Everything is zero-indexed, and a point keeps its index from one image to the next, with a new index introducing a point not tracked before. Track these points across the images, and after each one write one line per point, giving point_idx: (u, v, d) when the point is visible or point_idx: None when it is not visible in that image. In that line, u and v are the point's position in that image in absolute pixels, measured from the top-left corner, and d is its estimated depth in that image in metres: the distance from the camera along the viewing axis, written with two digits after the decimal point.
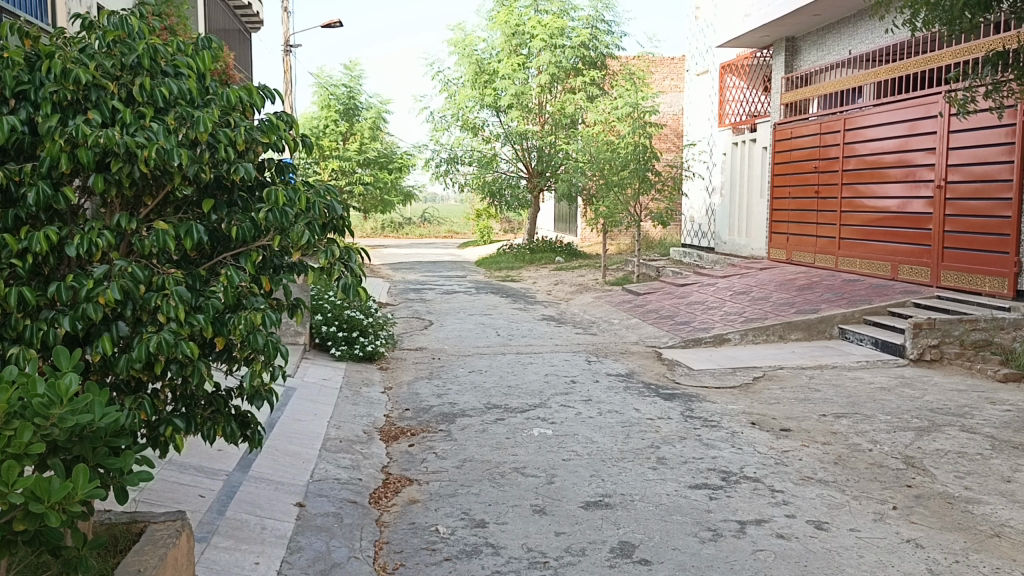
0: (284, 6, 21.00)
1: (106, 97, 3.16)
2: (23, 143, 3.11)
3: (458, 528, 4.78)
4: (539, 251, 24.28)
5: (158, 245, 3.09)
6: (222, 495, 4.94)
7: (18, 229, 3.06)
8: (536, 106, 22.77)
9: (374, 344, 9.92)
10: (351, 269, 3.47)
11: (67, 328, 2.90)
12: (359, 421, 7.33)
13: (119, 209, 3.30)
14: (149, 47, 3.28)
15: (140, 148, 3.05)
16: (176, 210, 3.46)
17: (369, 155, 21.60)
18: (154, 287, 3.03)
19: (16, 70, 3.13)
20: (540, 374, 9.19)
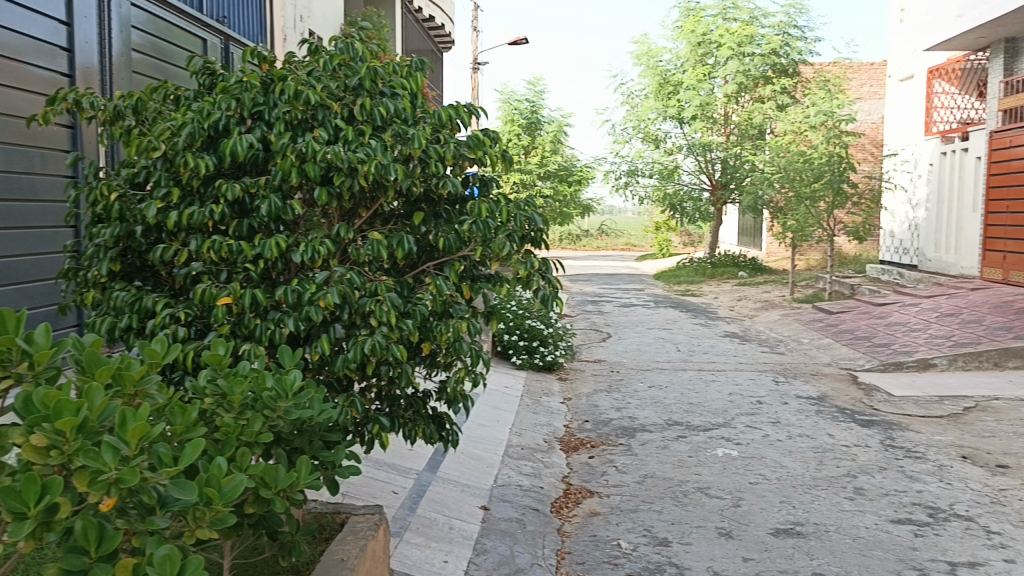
0: (472, 26, 21.80)
1: (330, 116, 3.41)
2: (257, 159, 3.39)
3: (641, 544, 4.73)
4: (721, 266, 23.63)
5: (372, 253, 3.30)
6: (413, 492, 5.17)
7: (252, 236, 3.34)
8: (722, 117, 22.22)
9: (554, 354, 10.05)
10: (550, 280, 3.51)
11: (291, 328, 3.14)
12: (539, 431, 7.43)
13: (336, 219, 3.54)
14: (370, 70, 3.52)
15: (360, 163, 3.26)
16: (387, 222, 3.68)
17: (551, 168, 21.90)
18: (368, 293, 3.24)
19: (253, 92, 3.42)
20: (724, 393, 8.92)
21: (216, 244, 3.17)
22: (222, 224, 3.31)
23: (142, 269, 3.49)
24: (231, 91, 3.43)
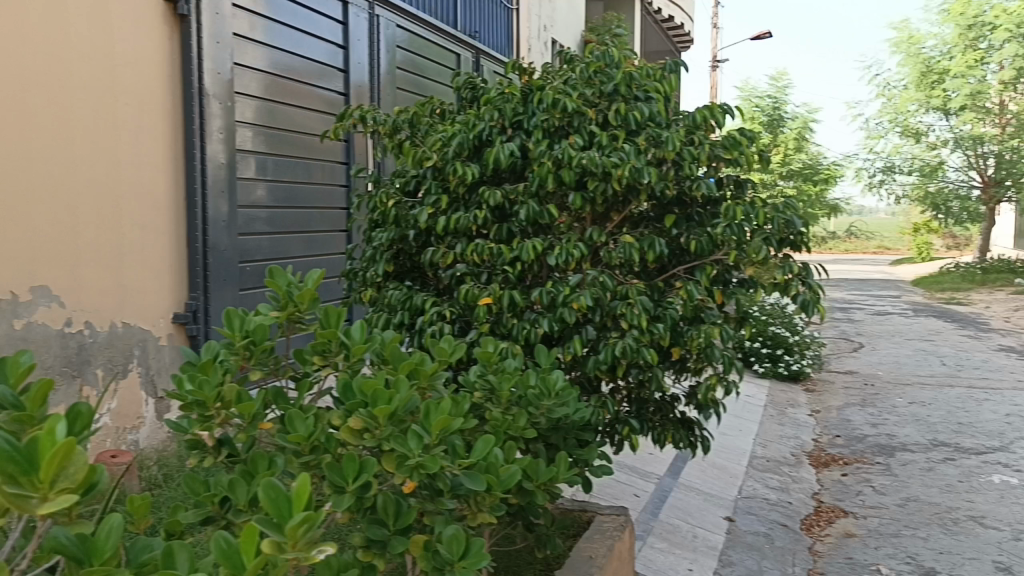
0: (714, 24, 21.31)
1: (586, 122, 3.48)
2: (516, 166, 3.56)
3: (904, 572, 4.38)
4: (995, 272, 21.23)
5: (624, 257, 3.33)
6: (655, 497, 5.15)
7: (512, 240, 3.48)
8: (997, 106, 19.97)
9: (801, 363, 9.56)
10: (809, 285, 3.37)
11: (546, 329, 3.25)
12: (786, 443, 7.10)
13: (589, 223, 3.60)
14: (625, 75, 3.56)
15: (615, 167, 3.31)
16: (637, 225, 3.68)
17: (795, 167, 20.86)
18: (620, 296, 3.28)
19: (514, 102, 3.59)
20: (1000, 413, 8.01)
21: (479, 247, 3.37)
22: (484, 228, 3.48)
23: (411, 269, 3.77)
24: (493, 102, 3.61)
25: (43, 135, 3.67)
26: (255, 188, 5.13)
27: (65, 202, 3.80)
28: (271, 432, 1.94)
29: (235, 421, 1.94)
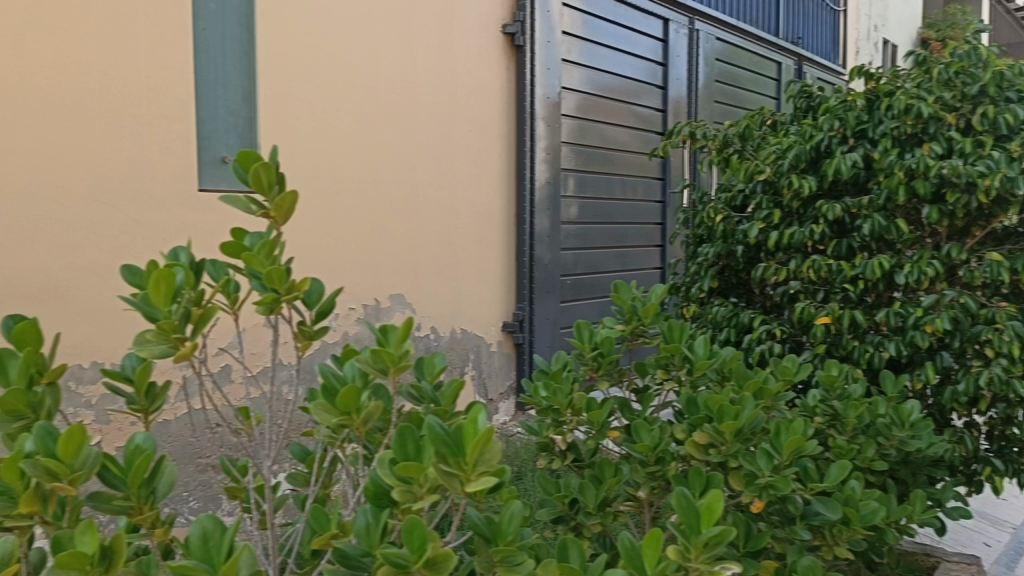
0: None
1: (944, 128, 3.17)
2: (859, 178, 3.34)
3: None
4: None
5: (989, 276, 2.99)
6: (1010, 549, 4.53)
7: (852, 256, 3.28)
8: None
9: None
10: None
11: (893, 353, 3.01)
12: None
13: (945, 239, 3.26)
14: (995, 73, 3.18)
15: (981, 177, 2.98)
16: (1004, 241, 3.25)
17: None
18: (984, 320, 2.94)
19: (858, 111, 3.37)
20: None
21: (816, 263, 3.18)
22: (821, 244, 3.32)
23: (736, 286, 3.69)
24: (834, 110, 3.42)
25: (400, 160, 4.16)
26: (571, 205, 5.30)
27: (417, 220, 4.27)
28: (617, 439, 2.08)
29: (584, 427, 2.06)
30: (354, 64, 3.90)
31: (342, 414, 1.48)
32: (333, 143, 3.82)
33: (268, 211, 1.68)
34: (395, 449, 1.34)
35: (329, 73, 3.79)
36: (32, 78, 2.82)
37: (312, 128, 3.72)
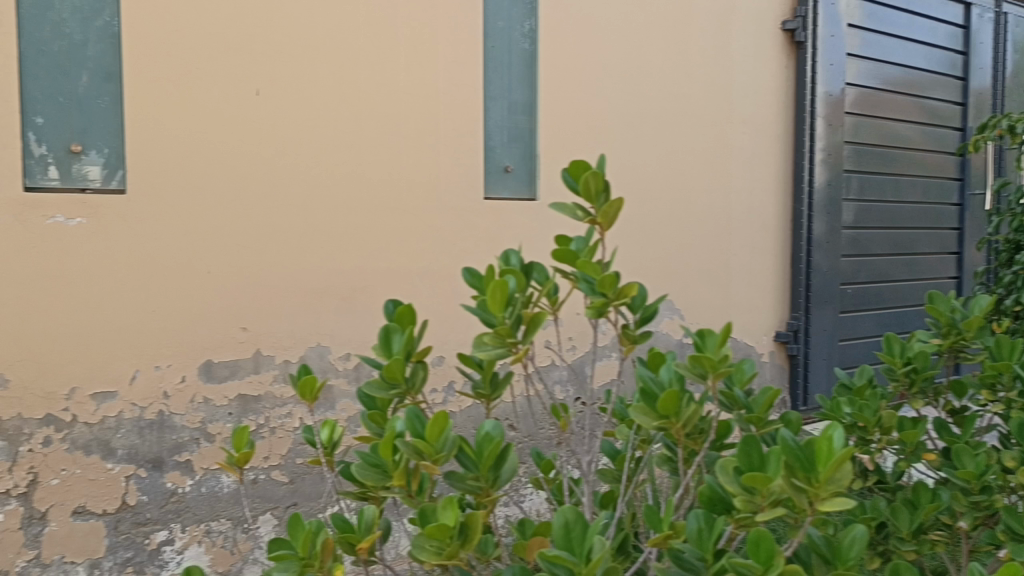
0: None
1: None
2: None
3: None
4: None
5: None
6: None
7: None
8: None
9: None
10: None
11: None
12: None
13: None
14: None
15: None
16: None
17: None
18: None
19: None
20: None
21: None
22: None
23: None
24: None
25: (674, 166, 4.15)
26: (854, 209, 4.98)
27: (691, 226, 4.24)
28: (933, 462, 2.04)
29: (895, 448, 2.04)
30: (632, 72, 3.96)
31: (661, 418, 1.53)
32: (611, 151, 3.90)
33: (594, 218, 1.81)
34: (741, 459, 1.40)
35: (610, 84, 3.88)
36: (350, 99, 3.17)
37: (591, 137, 3.83)
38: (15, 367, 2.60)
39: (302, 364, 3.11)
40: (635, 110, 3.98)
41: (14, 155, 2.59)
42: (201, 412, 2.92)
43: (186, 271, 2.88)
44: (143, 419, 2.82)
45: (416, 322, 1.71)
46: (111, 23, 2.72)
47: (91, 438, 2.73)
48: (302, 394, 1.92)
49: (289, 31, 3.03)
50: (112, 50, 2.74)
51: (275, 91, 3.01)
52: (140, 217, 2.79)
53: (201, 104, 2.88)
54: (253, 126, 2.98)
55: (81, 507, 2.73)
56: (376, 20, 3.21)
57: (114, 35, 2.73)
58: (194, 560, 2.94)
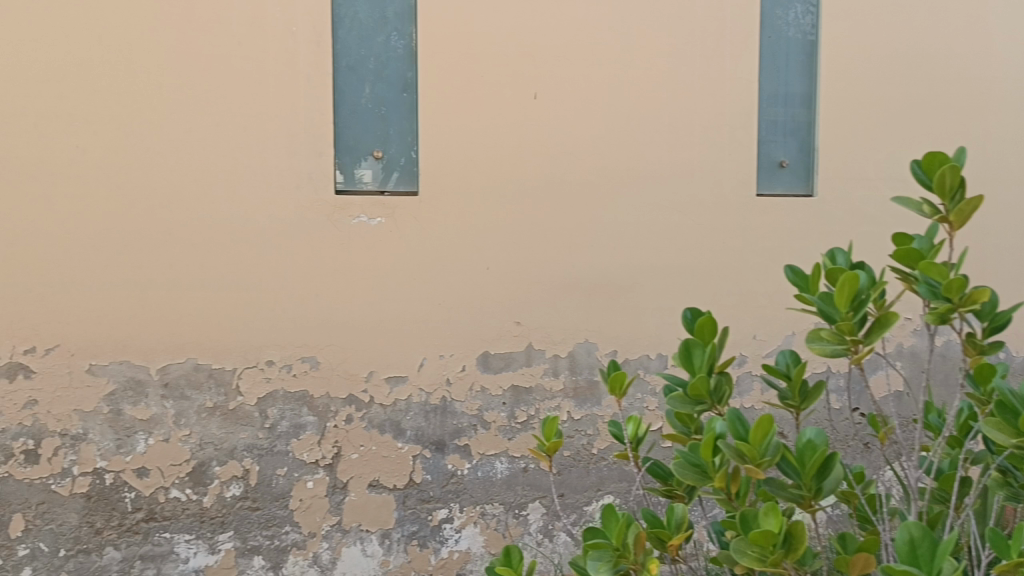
0: None
1: None
2: None
3: None
4: None
5: None
6: None
7: None
8: None
9: None
10: None
11: None
12: None
13: None
14: None
15: None
16: None
17: None
18: None
19: None
20: None
21: None
22: None
23: None
24: None
25: (994, 152, 3.56)
26: None
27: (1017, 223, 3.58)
28: None
29: None
30: (961, 54, 3.48)
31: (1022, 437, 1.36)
32: (927, 144, 3.48)
33: (947, 217, 1.62)
34: None
35: (910, 64, 3.46)
36: (622, 99, 3.20)
37: (895, 127, 3.47)
38: (325, 351, 2.91)
39: (571, 359, 3.19)
40: (963, 96, 3.50)
41: (327, 162, 2.89)
42: (479, 400, 3.10)
43: (468, 267, 3.06)
44: (428, 404, 3.04)
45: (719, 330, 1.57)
46: (392, 40, 3.03)
47: (385, 418, 3.00)
48: (611, 387, 1.87)
49: (566, 35, 3.11)
50: (391, 64, 3.03)
51: (551, 93, 3.11)
52: (429, 217, 3.01)
53: (484, 109, 3.04)
54: (531, 129, 3.10)
55: (375, 480, 3.01)
56: (650, 18, 3.20)
57: (393, 51, 3.03)
58: (470, 540, 3.12)
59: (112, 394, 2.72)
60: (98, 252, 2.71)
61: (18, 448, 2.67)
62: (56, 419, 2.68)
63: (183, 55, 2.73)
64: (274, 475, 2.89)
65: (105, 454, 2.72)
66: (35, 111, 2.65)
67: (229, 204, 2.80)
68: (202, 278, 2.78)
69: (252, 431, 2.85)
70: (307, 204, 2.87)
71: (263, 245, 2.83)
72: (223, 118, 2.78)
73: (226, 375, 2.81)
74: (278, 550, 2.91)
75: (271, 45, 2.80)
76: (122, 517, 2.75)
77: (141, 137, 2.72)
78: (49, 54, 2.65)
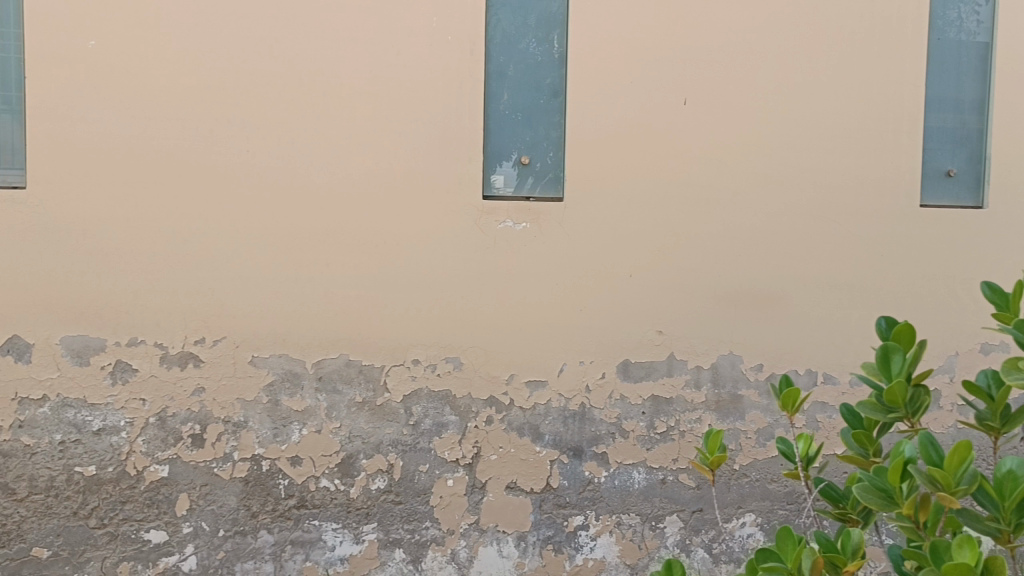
0: None
1: None
2: None
3: None
4: None
5: None
6: None
7: None
8: None
9: None
10: None
11: None
12: None
13: None
14: None
15: None
16: None
17: None
18: None
19: None
20: None
21: None
22: None
23: None
24: None
25: None
26: None
27: None
28: None
29: None
30: None
31: None
32: None
33: None
34: None
35: None
36: (777, 104, 3.10)
37: None
38: (469, 352, 2.97)
39: (714, 371, 3.12)
40: None
41: (475, 168, 2.95)
42: (618, 409, 3.08)
43: (611, 274, 3.04)
44: (567, 409, 3.04)
45: (923, 340, 1.37)
46: (530, 47, 3.04)
47: (524, 422, 3.02)
48: (781, 402, 1.62)
49: (720, 39, 3.05)
50: (528, 71, 3.05)
51: (702, 99, 3.05)
52: (574, 223, 3.01)
53: (634, 115, 3.02)
54: (680, 135, 3.05)
55: (513, 482, 3.04)
56: (809, 21, 3.09)
57: (530, 58, 3.05)
58: (605, 549, 3.11)
59: (271, 384, 2.86)
60: (263, 250, 2.83)
61: (186, 432, 2.82)
62: (220, 407, 2.83)
63: (345, 63, 2.85)
64: (417, 471, 2.97)
65: (262, 442, 2.86)
66: (210, 116, 2.78)
67: (383, 206, 2.90)
68: (356, 277, 2.89)
69: (397, 427, 2.95)
70: (456, 208, 2.94)
71: (413, 247, 2.92)
72: (380, 125, 2.88)
73: (375, 372, 2.92)
74: (418, 544, 2.99)
75: (427, 53, 2.89)
76: (276, 502, 2.89)
77: (304, 141, 2.84)
78: (225, 63, 2.78)
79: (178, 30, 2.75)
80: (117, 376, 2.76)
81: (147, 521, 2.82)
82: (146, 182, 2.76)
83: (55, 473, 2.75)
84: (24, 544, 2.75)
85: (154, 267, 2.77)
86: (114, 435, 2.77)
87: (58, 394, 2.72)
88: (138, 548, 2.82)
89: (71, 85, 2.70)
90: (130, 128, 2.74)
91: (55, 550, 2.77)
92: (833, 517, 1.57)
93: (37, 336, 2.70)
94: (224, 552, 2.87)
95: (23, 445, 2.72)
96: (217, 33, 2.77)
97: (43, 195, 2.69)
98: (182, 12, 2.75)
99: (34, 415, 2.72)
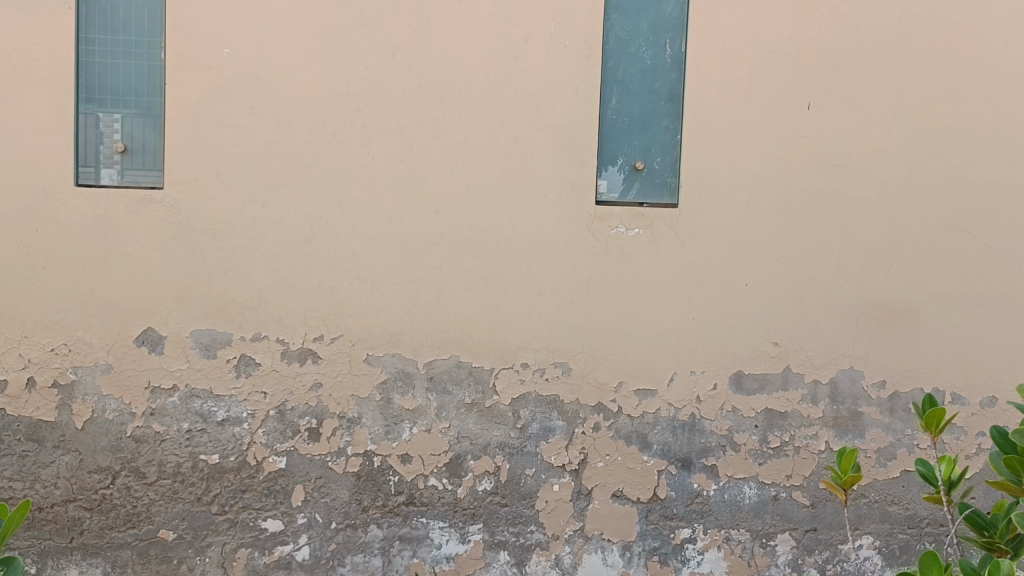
0: None
1: None
2: None
3: None
4: None
5: None
6: None
7: None
8: None
9: None
10: None
11: None
12: None
13: None
14: None
15: None
16: None
17: None
18: None
19: None
20: None
21: None
22: None
23: None
24: None
25: None
26: None
27: None
28: None
29: None
30: None
31: None
32: None
33: None
34: None
35: None
36: (908, 109, 2.96)
37: None
38: (578, 358, 2.96)
39: (833, 386, 3.01)
40: None
41: (589, 173, 2.93)
42: (729, 421, 3.00)
43: (726, 283, 2.97)
44: (676, 420, 2.99)
45: None
46: (642, 52, 3.01)
47: (632, 430, 2.99)
48: (924, 425, 1.70)
49: (849, 42, 2.93)
50: (639, 75, 3.02)
51: (828, 104, 2.95)
52: (689, 230, 2.96)
53: (754, 120, 2.94)
54: (802, 141, 2.96)
55: (620, 491, 3.00)
56: (947, 23, 2.94)
57: (641, 62, 3.01)
58: (713, 564, 3.04)
59: (384, 383, 2.92)
60: (380, 252, 2.91)
61: (303, 426, 2.91)
62: (336, 403, 2.91)
63: (464, 70, 2.89)
64: (523, 475, 2.98)
65: (374, 439, 2.94)
66: (333, 121, 2.87)
67: (496, 210, 2.92)
68: (468, 280, 2.93)
69: (504, 430, 2.96)
70: (569, 213, 2.94)
71: (525, 251, 2.94)
72: (496, 130, 2.91)
73: (485, 374, 2.94)
74: (522, 547, 2.99)
75: (545, 59, 2.90)
76: (386, 498, 2.95)
77: (422, 146, 2.90)
78: (349, 69, 2.87)
79: (306, 38, 2.85)
80: (241, 369, 2.88)
81: (264, 510, 2.93)
82: (273, 184, 2.87)
83: (182, 460, 2.89)
84: (152, 525, 2.90)
85: (278, 266, 2.88)
86: (236, 426, 2.89)
87: (187, 384, 2.86)
88: (256, 535, 2.93)
89: (206, 91, 2.83)
90: (259, 133, 2.85)
91: (180, 533, 2.91)
92: (979, 545, 1.55)
93: (170, 328, 2.85)
94: (336, 544, 2.95)
95: (154, 432, 2.87)
96: (343, 41, 2.86)
97: (179, 195, 2.84)
98: (311, 20, 2.85)
99: (164, 404, 2.86)
